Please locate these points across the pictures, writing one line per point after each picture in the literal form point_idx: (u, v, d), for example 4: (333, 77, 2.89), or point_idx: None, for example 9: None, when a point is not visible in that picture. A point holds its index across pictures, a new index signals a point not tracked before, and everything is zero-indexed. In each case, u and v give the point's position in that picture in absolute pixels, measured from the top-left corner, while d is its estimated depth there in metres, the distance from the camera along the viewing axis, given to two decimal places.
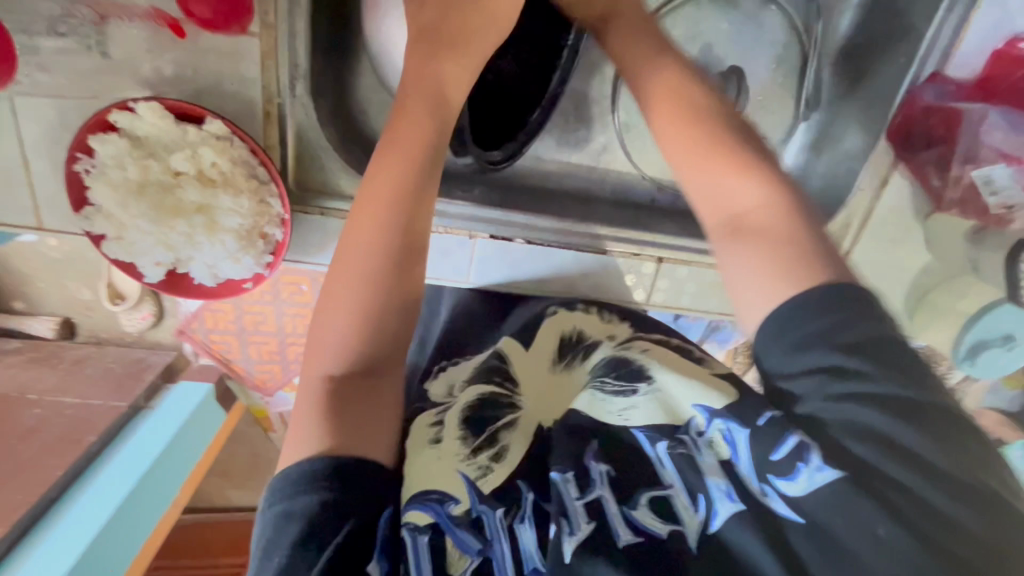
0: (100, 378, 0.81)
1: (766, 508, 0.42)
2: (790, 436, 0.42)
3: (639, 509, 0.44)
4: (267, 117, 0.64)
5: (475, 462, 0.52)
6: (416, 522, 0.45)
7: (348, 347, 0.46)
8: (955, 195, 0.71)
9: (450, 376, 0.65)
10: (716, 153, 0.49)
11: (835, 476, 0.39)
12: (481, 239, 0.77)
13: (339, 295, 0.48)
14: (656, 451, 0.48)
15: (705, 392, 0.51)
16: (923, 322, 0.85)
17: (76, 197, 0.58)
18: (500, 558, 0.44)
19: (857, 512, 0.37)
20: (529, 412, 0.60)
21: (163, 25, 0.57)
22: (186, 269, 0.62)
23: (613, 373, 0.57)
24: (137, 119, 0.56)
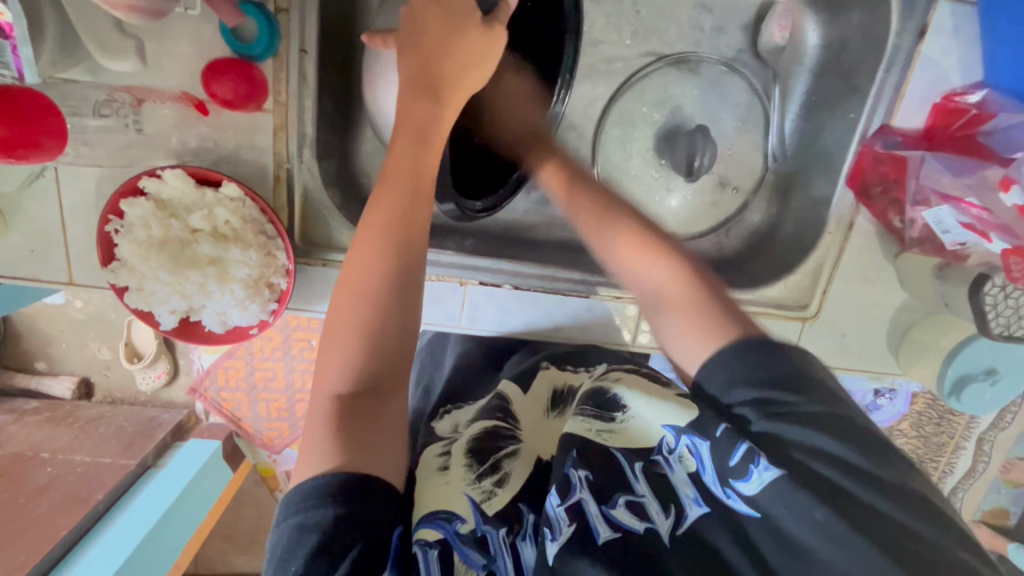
0: (116, 441, 1.20)
1: (731, 509, 0.47)
2: (744, 442, 0.47)
3: (617, 508, 0.49)
4: (277, 181, 0.71)
5: (480, 485, 0.55)
6: (425, 537, 0.48)
7: (353, 364, 0.50)
8: (915, 233, 0.77)
9: (454, 418, 0.69)
10: (648, 249, 0.62)
11: (778, 473, 0.45)
12: (471, 286, 0.82)
13: (342, 319, 0.52)
14: (632, 468, 0.52)
15: (673, 411, 0.57)
16: (909, 360, 0.86)
17: (105, 254, 0.65)
18: (502, 568, 0.48)
19: (798, 502, 0.43)
20: (529, 443, 0.62)
21: (190, 106, 0.65)
22: (198, 316, 0.68)
23: (593, 400, 0.61)
24: (162, 185, 0.63)
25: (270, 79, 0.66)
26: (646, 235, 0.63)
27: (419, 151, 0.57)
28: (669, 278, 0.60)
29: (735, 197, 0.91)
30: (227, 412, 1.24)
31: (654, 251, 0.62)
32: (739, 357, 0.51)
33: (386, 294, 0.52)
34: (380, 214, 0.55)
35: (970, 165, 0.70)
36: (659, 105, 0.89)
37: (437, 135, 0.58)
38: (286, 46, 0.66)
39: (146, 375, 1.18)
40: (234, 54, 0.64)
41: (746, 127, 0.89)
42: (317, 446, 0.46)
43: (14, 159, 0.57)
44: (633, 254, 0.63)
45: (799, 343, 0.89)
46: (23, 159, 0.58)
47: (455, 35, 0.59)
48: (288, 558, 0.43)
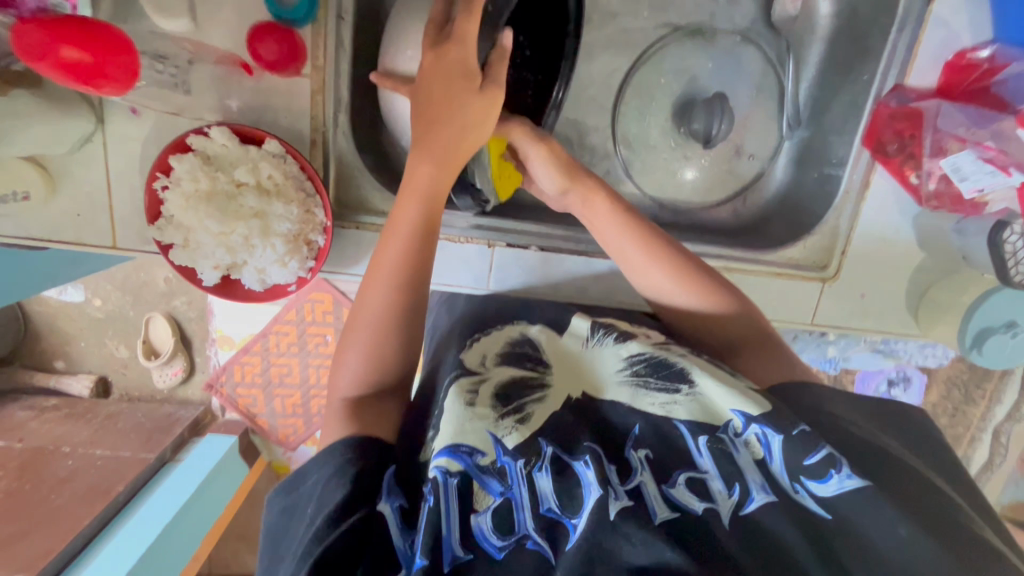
0: (131, 432, 1.29)
1: (798, 503, 0.50)
2: (823, 449, 0.51)
3: (677, 487, 0.51)
4: (314, 144, 0.74)
5: (502, 421, 0.55)
6: (447, 467, 0.50)
7: (362, 374, 0.57)
8: (934, 187, 0.78)
9: (482, 348, 0.68)
10: (704, 285, 0.67)
11: (861, 483, 0.49)
12: (499, 249, 0.84)
13: (354, 333, 0.58)
14: (696, 444, 0.54)
15: (741, 397, 0.56)
16: (929, 320, 0.88)
17: (152, 210, 0.68)
18: (519, 498, 0.49)
19: (878, 511, 0.48)
20: (560, 386, 0.62)
21: (235, 67, 0.69)
22: (239, 273, 0.71)
23: (654, 372, 0.61)
24: (208, 141, 0.66)
25: (309, 45, 0.70)
26: (700, 272, 0.67)
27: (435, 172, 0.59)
28: (737, 316, 0.67)
29: (752, 164, 0.94)
30: (241, 408, 1.29)
31: (713, 295, 0.67)
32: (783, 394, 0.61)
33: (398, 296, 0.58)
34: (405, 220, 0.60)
35: (984, 114, 0.73)
36: (677, 76, 0.91)
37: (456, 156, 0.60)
38: (325, 12, 0.69)
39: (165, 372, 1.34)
40: (274, 19, 0.67)
41: (761, 95, 0.92)
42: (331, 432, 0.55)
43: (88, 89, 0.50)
44: (696, 296, 0.67)
45: (818, 306, 0.91)
46: (99, 90, 0.51)
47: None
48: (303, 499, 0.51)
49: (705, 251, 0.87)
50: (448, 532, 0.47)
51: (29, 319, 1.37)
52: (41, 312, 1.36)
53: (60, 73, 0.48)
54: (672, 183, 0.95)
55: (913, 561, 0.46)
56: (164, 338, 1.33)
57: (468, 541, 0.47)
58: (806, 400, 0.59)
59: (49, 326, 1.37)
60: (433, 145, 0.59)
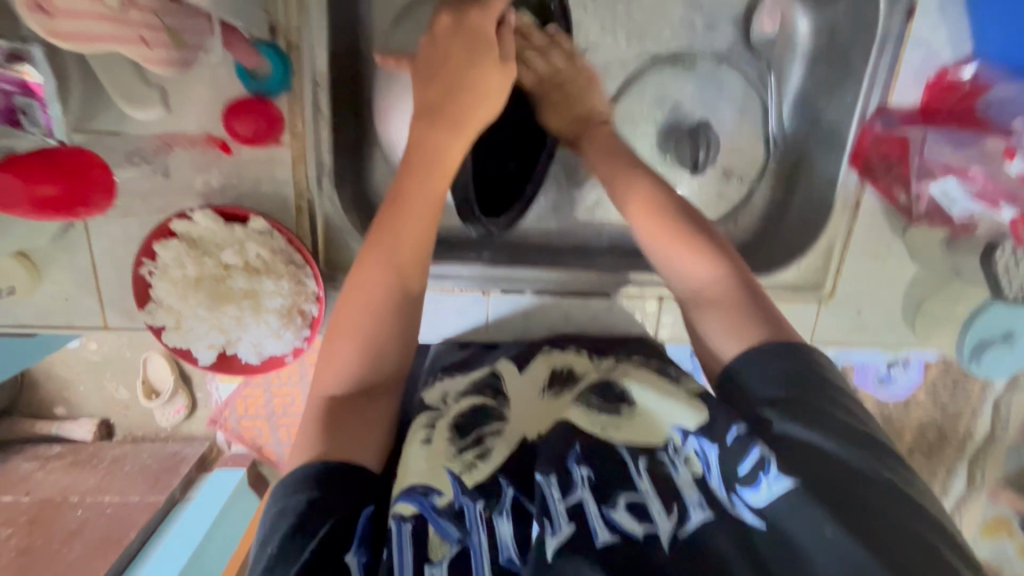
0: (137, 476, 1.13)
1: (734, 517, 0.47)
2: (754, 450, 0.48)
3: (619, 510, 0.48)
4: (299, 211, 0.73)
5: (462, 459, 0.58)
6: (401, 512, 0.50)
7: (353, 373, 0.57)
8: (923, 208, 0.78)
9: (444, 386, 0.74)
10: (675, 234, 0.64)
11: (789, 485, 0.46)
12: (493, 295, 0.85)
13: (345, 327, 0.59)
14: (636, 465, 0.52)
15: (679, 407, 0.56)
16: (927, 330, 0.88)
17: (141, 296, 0.67)
18: (477, 545, 0.48)
19: (813, 517, 0.44)
20: (517, 422, 0.64)
21: (214, 146, 0.68)
22: (234, 349, 0.70)
23: (597, 395, 0.62)
24: (193, 225, 0.65)
25: (286, 114, 0.68)
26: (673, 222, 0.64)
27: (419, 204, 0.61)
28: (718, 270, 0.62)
29: (740, 187, 0.93)
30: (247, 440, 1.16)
31: (699, 248, 0.63)
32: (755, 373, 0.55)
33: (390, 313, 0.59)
34: (388, 236, 0.61)
35: (967, 136, 0.73)
36: (659, 102, 0.90)
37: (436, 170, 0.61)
38: (299, 80, 0.68)
39: (166, 410, 1.12)
40: (250, 93, 0.67)
41: (745, 117, 0.91)
42: (312, 432, 0.53)
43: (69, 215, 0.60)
44: (676, 250, 0.64)
45: (817, 324, 0.91)
46: (76, 214, 0.61)
47: (471, 67, 0.61)
48: (266, 539, 0.48)
49: None
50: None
51: None
52: None
53: (34, 209, 0.56)
54: None
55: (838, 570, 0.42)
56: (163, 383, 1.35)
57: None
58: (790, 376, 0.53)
59: None
60: (418, 173, 0.61)
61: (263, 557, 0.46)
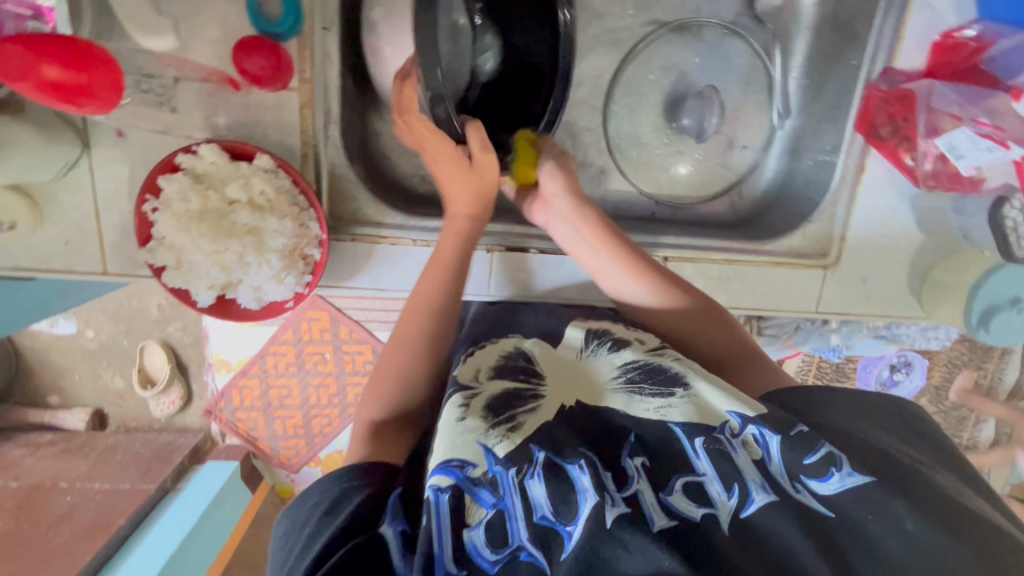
0: (123, 462, 1.39)
1: (804, 504, 0.47)
2: (824, 446, 0.50)
3: (675, 494, 0.48)
4: (305, 157, 0.73)
5: (494, 431, 0.52)
6: (438, 483, 0.47)
7: (388, 401, 0.59)
8: (930, 166, 0.77)
9: (474, 363, 0.64)
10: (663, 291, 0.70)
11: (863, 478, 0.48)
12: (498, 254, 0.83)
13: (385, 361, 0.62)
14: (691, 445, 0.51)
15: (736, 399, 0.55)
16: (933, 301, 0.87)
17: (144, 233, 0.66)
18: (513, 510, 0.46)
19: (890, 509, 0.46)
20: (554, 395, 0.59)
21: (223, 83, 0.67)
22: (234, 293, 0.69)
23: (647, 377, 0.59)
24: (198, 159, 0.65)
25: (295, 58, 0.69)
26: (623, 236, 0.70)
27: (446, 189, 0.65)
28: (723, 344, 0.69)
29: (745, 156, 0.95)
30: (244, 432, 1.31)
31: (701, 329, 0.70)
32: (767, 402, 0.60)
33: (425, 346, 0.63)
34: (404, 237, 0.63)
35: (976, 92, 0.75)
36: (666, 69, 0.91)
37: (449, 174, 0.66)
38: (310, 24, 0.68)
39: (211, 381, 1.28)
40: (258, 33, 0.66)
41: (750, 88, 0.92)
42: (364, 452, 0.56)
43: (71, 106, 0.52)
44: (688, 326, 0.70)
45: (821, 293, 0.90)
46: (81, 108, 0.53)
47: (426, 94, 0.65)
48: (311, 540, 0.46)
49: (706, 244, 0.87)
50: (440, 551, 0.43)
51: (22, 356, 1.47)
52: (33, 346, 1.47)
53: (42, 92, 0.49)
54: (666, 176, 0.95)
55: (914, 553, 0.44)
56: (159, 363, 1.45)
57: (461, 557, 0.43)
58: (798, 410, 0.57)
59: (44, 361, 1.48)
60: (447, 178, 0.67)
61: (309, 554, 0.44)
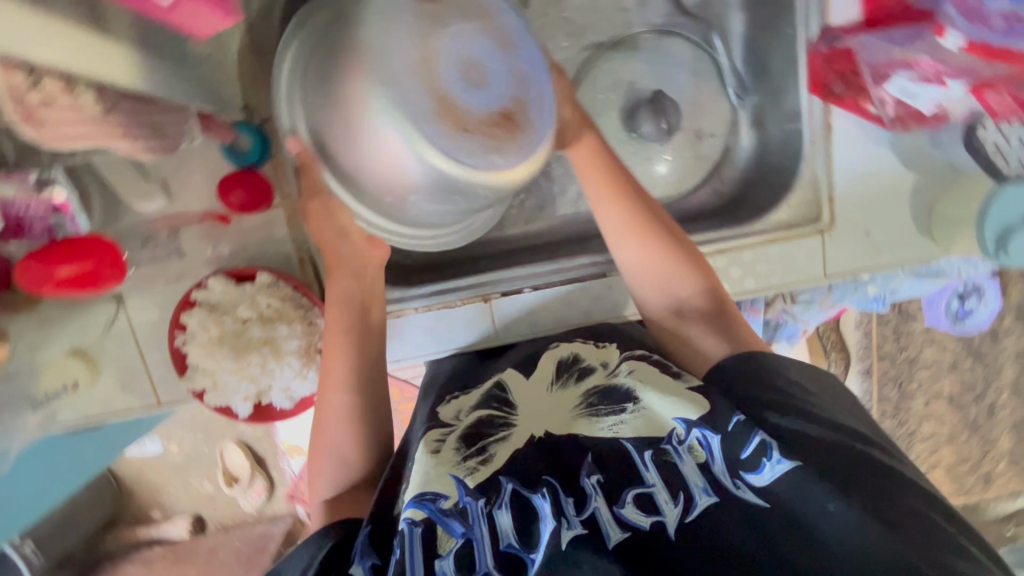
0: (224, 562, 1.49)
1: (740, 499, 0.55)
2: (756, 436, 0.57)
3: (627, 507, 0.56)
4: (302, 262, 0.80)
5: (463, 464, 0.60)
6: (413, 516, 0.54)
7: (335, 474, 0.69)
8: (893, 112, 0.78)
9: (458, 404, 0.73)
10: (673, 264, 0.73)
11: (790, 465, 0.55)
12: (495, 301, 0.86)
13: (324, 437, 0.71)
14: (642, 458, 0.58)
15: (681, 404, 0.61)
16: (947, 237, 0.84)
17: (179, 365, 0.75)
18: (479, 538, 0.53)
19: (810, 490, 0.54)
20: (523, 424, 0.65)
21: (214, 219, 0.76)
22: (268, 398, 0.77)
23: (602, 398, 0.65)
24: (209, 291, 0.73)
25: (273, 180, 0.77)
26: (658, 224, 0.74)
27: (353, 308, 0.73)
28: (693, 292, 0.73)
29: (715, 142, 0.97)
30: None
31: (688, 269, 0.73)
32: (746, 377, 0.63)
33: (350, 420, 0.71)
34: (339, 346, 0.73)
35: (912, 32, 0.72)
36: (615, 84, 0.94)
37: (361, 271, 0.75)
38: (277, 147, 0.76)
39: None
40: (237, 168, 0.74)
41: (702, 77, 0.96)
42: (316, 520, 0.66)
43: (93, 288, 0.61)
44: (672, 273, 0.73)
45: (826, 255, 0.87)
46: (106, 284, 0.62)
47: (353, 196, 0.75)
48: None
49: (695, 238, 0.88)
50: None
51: (121, 483, 1.62)
52: (128, 472, 1.61)
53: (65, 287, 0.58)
54: (646, 179, 0.97)
55: (837, 534, 0.52)
56: (241, 462, 1.58)
57: None
58: (756, 377, 0.63)
59: (140, 484, 1.62)
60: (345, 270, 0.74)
61: None
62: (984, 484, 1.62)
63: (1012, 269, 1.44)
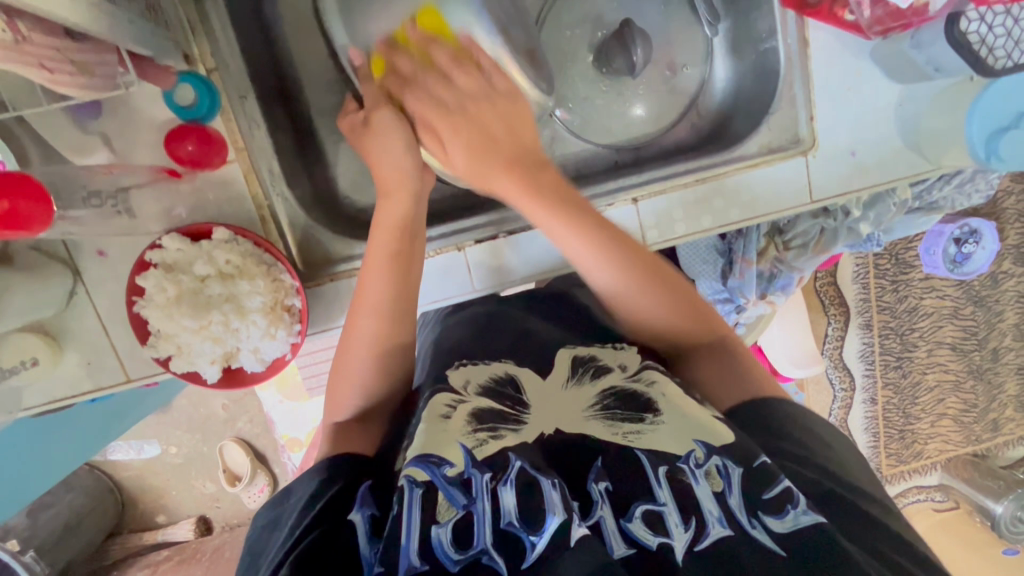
0: (225, 556, 1.45)
1: (757, 541, 0.49)
2: (781, 481, 0.52)
3: (634, 522, 0.50)
4: (263, 220, 0.76)
5: (475, 434, 0.55)
6: (413, 476, 0.51)
7: (349, 403, 0.67)
8: (870, 14, 0.74)
9: (465, 373, 0.64)
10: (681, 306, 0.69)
11: (816, 518, 0.50)
12: (470, 249, 0.82)
13: (344, 365, 0.68)
14: (655, 474, 0.53)
15: (706, 429, 0.56)
16: (936, 152, 0.81)
17: (141, 333, 0.71)
18: (481, 513, 0.50)
19: (834, 541, 0.49)
20: (534, 422, 0.58)
21: (162, 174, 0.71)
22: (236, 361, 0.73)
23: (620, 405, 0.59)
24: (165, 250, 0.69)
25: (225, 132, 0.73)
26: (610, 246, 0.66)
27: (398, 238, 0.68)
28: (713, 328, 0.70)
29: (690, 75, 0.93)
30: None
31: (696, 308, 0.70)
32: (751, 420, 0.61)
33: (373, 355, 0.67)
34: (377, 280, 0.67)
35: None
36: (582, 20, 0.91)
37: (405, 203, 0.69)
38: (227, 97, 0.73)
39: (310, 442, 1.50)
40: (185, 121, 0.70)
41: (672, 9, 0.91)
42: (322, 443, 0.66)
43: (20, 233, 0.50)
44: (681, 309, 0.69)
45: (812, 180, 0.84)
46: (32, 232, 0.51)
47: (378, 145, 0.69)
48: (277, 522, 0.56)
49: (672, 170, 0.84)
50: (406, 543, 0.48)
51: (121, 488, 1.59)
52: (126, 476, 1.59)
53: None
54: (621, 119, 0.93)
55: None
56: (239, 458, 1.55)
57: (426, 552, 0.48)
58: (751, 417, 0.62)
59: (139, 487, 1.59)
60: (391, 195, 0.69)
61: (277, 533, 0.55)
62: (992, 431, 1.59)
63: (1008, 211, 1.41)
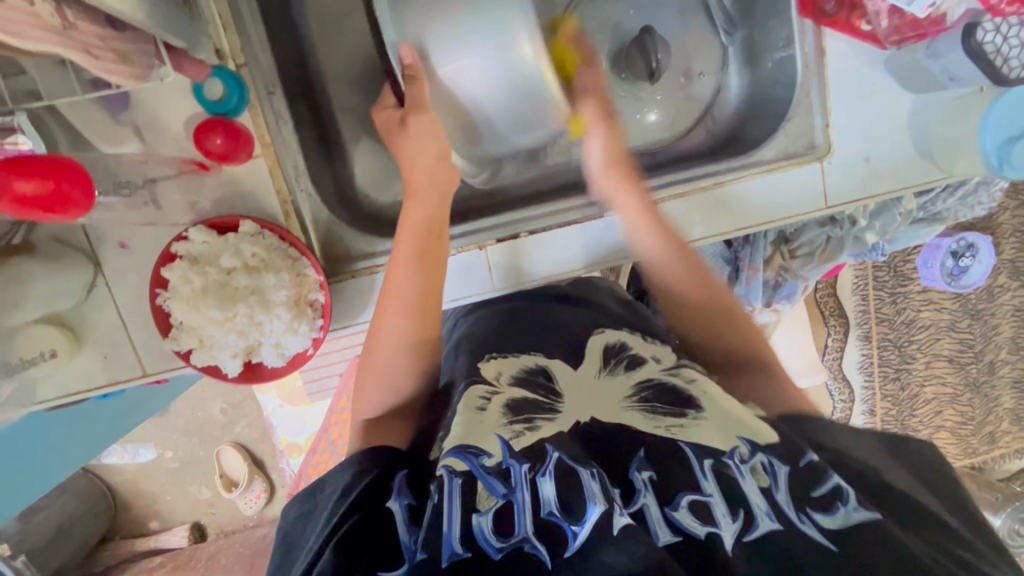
0: (223, 562, 1.43)
1: (807, 535, 0.49)
2: (831, 477, 0.52)
3: (680, 510, 0.50)
4: (287, 215, 0.76)
5: (511, 425, 0.56)
6: (452, 466, 0.52)
7: (380, 401, 0.67)
8: (888, 24, 0.77)
9: (498, 364, 0.65)
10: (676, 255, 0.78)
11: (868, 514, 0.50)
12: (492, 248, 0.82)
13: (372, 362, 0.69)
14: (700, 466, 0.53)
15: (746, 425, 0.57)
16: (948, 162, 0.82)
17: (163, 325, 0.71)
18: (521, 503, 0.50)
19: (890, 537, 0.48)
20: (570, 411, 0.59)
21: (192, 166, 0.72)
22: (258, 355, 0.73)
23: (656, 396, 0.59)
24: (191, 242, 0.69)
25: (253, 126, 0.73)
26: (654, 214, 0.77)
27: (424, 234, 0.70)
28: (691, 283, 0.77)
29: (706, 83, 0.95)
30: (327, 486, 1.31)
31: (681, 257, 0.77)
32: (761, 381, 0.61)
33: (401, 352, 0.68)
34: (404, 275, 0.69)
35: None
36: (601, 26, 0.92)
37: (431, 199, 0.71)
38: (255, 92, 0.74)
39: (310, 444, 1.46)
40: (213, 115, 0.71)
41: (688, 17, 0.93)
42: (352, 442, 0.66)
43: (52, 216, 0.50)
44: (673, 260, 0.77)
45: (826, 187, 0.85)
46: (63, 215, 0.51)
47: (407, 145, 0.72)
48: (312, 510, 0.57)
49: (690, 175, 0.86)
50: (449, 530, 0.49)
51: (116, 493, 1.56)
52: (122, 480, 1.56)
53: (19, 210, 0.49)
54: (637, 126, 0.95)
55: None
56: (237, 463, 1.53)
57: (469, 540, 0.48)
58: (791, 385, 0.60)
59: (135, 490, 1.56)
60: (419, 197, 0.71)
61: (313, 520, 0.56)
62: (989, 445, 1.60)
63: (1003, 226, 1.43)
